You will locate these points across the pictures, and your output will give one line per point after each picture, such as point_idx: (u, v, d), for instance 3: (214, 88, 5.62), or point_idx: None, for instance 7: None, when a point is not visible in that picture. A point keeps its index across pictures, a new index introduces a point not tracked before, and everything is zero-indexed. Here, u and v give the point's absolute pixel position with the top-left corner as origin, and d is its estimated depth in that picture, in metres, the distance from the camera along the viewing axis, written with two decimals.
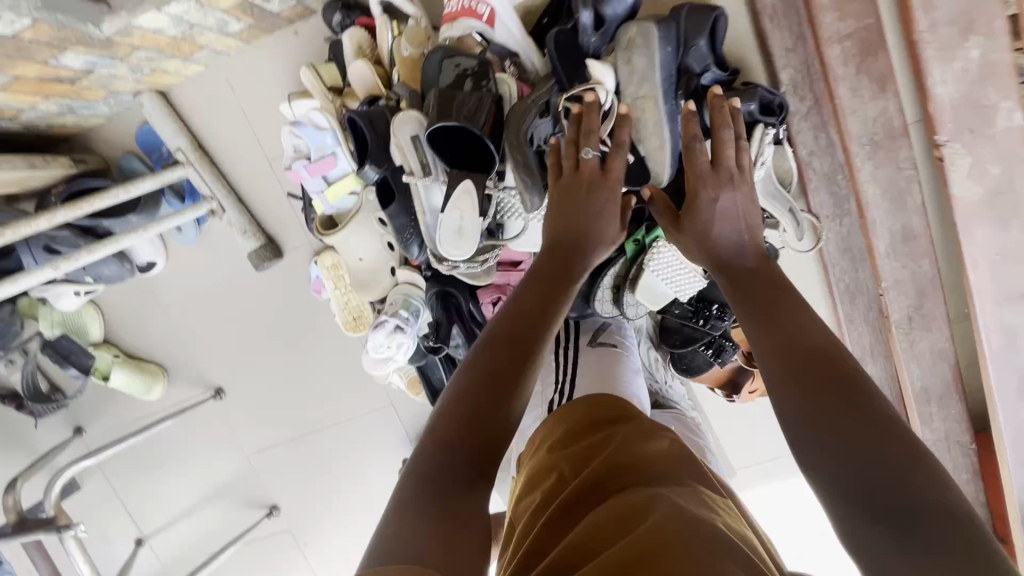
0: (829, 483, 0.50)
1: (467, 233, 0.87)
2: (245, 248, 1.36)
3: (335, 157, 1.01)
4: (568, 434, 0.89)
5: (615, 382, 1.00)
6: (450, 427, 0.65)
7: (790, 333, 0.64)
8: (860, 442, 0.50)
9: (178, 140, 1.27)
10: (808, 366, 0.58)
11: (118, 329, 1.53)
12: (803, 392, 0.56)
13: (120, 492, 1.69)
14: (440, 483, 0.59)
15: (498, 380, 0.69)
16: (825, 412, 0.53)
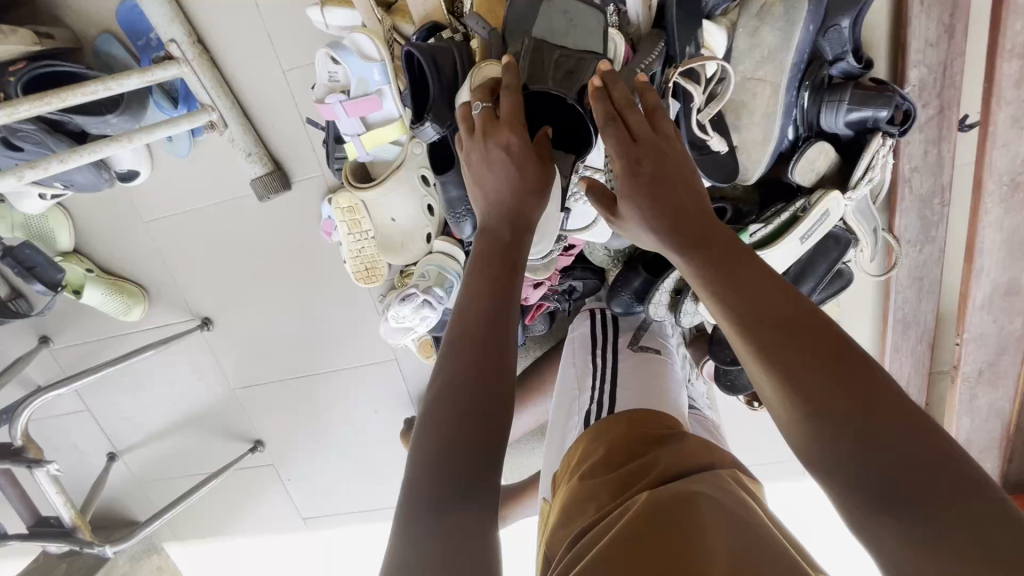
0: (839, 482, 0.43)
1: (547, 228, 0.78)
2: (248, 172, 1.17)
3: (380, 97, 0.83)
4: (607, 457, 0.73)
5: (665, 398, 0.85)
6: (444, 420, 0.52)
7: (762, 292, 0.53)
8: (874, 425, 0.43)
9: (172, 28, 1.03)
10: (796, 338, 0.49)
11: (91, 238, 1.34)
12: (788, 379, 0.47)
13: (92, 406, 1.58)
14: (450, 492, 0.48)
15: (484, 351, 0.57)
16: (827, 396, 0.45)
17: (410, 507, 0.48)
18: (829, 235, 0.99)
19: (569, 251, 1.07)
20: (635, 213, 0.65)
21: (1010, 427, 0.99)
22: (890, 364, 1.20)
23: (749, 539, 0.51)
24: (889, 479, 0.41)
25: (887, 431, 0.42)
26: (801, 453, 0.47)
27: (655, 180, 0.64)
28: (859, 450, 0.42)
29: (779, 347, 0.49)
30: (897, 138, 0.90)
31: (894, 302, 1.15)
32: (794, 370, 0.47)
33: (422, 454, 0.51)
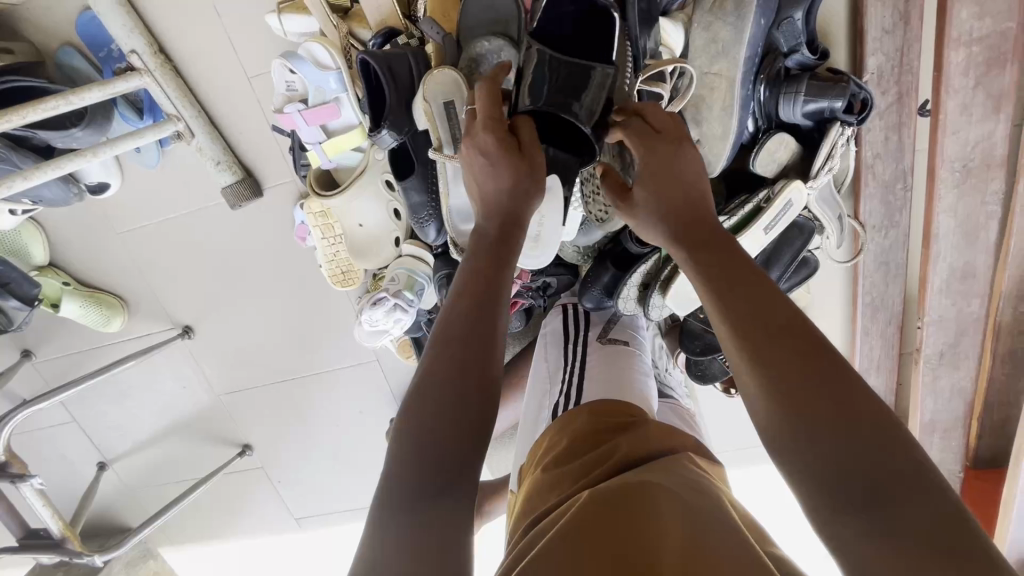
0: (803, 477, 0.45)
1: (545, 239, 0.80)
2: (218, 180, 1.17)
3: (339, 105, 0.83)
4: (570, 445, 0.75)
5: (632, 388, 0.87)
6: (426, 413, 0.53)
7: (747, 299, 0.54)
8: (846, 434, 0.44)
9: (132, 39, 1.02)
10: (779, 346, 0.50)
11: (67, 252, 1.34)
12: (775, 374, 0.48)
13: (79, 417, 1.59)
14: (426, 488, 0.49)
15: (466, 348, 0.57)
16: (801, 403, 0.46)
17: (383, 500, 0.49)
18: (793, 225, 1.01)
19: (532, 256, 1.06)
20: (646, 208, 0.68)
21: (972, 405, 1.01)
22: (861, 347, 1.22)
23: (709, 526, 0.52)
24: (858, 478, 0.42)
25: (865, 435, 0.43)
26: (770, 442, 0.48)
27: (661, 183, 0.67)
28: (835, 447, 0.44)
29: (764, 350, 0.50)
30: (854, 128, 0.91)
31: (862, 287, 1.17)
32: (783, 367, 0.48)
33: (399, 441, 0.52)
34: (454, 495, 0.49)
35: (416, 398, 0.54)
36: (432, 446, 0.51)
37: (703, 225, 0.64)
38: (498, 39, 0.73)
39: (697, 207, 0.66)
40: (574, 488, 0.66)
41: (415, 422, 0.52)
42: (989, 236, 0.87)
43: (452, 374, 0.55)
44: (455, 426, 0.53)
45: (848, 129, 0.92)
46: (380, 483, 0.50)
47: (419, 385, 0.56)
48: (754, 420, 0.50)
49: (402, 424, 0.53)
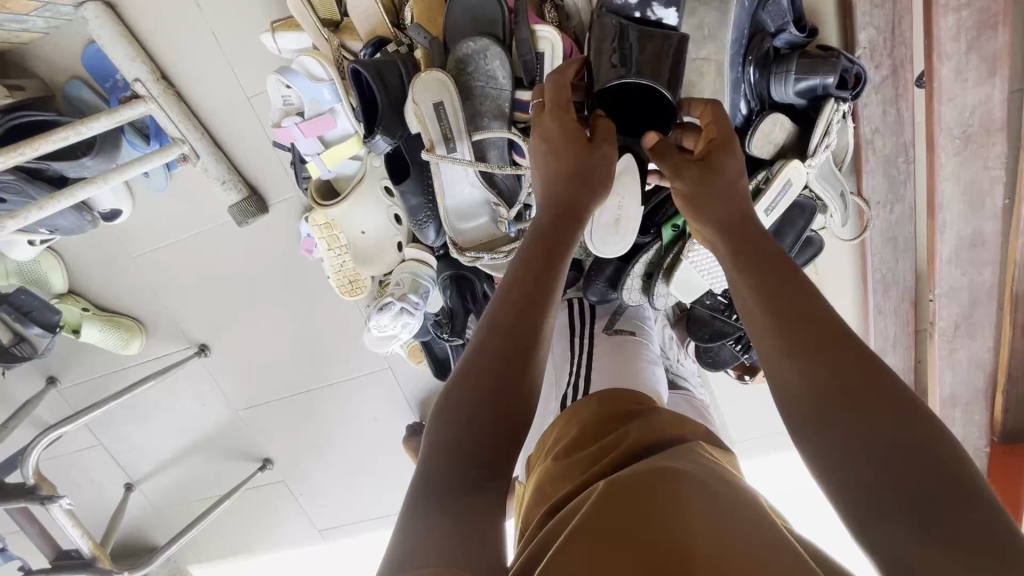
0: (837, 470, 0.46)
1: (626, 221, 0.83)
2: (225, 199, 1.20)
3: (334, 116, 0.85)
4: (580, 435, 0.75)
5: (640, 377, 0.87)
6: (464, 412, 0.54)
7: (790, 303, 0.56)
8: (885, 433, 0.45)
9: (135, 68, 1.07)
10: (823, 350, 0.51)
11: (85, 278, 1.38)
12: (812, 371, 0.50)
13: (104, 440, 1.63)
14: (461, 483, 0.50)
15: (510, 347, 0.58)
16: (838, 401, 0.48)
17: (412, 500, 0.50)
18: (794, 205, 1.01)
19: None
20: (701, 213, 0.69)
21: (993, 378, 0.99)
22: (874, 326, 1.21)
23: (737, 513, 0.52)
24: (895, 475, 0.43)
25: (907, 436, 0.44)
26: (802, 434, 0.50)
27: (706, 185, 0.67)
28: (868, 442, 0.45)
29: (808, 352, 0.52)
30: (850, 103, 0.90)
31: (872, 263, 1.15)
32: (824, 366, 0.50)
33: (435, 440, 0.54)
34: (486, 494, 0.51)
35: (457, 390, 0.56)
36: (466, 444, 0.53)
37: (747, 230, 0.65)
38: (483, 38, 0.73)
39: (743, 214, 0.67)
40: (587, 474, 0.66)
41: (453, 424, 0.54)
42: (996, 202, 0.85)
43: (497, 372, 0.56)
44: (492, 425, 0.54)
45: (845, 105, 0.91)
46: (413, 484, 0.51)
47: (461, 375, 0.57)
48: (791, 412, 0.51)
49: (439, 425, 0.55)
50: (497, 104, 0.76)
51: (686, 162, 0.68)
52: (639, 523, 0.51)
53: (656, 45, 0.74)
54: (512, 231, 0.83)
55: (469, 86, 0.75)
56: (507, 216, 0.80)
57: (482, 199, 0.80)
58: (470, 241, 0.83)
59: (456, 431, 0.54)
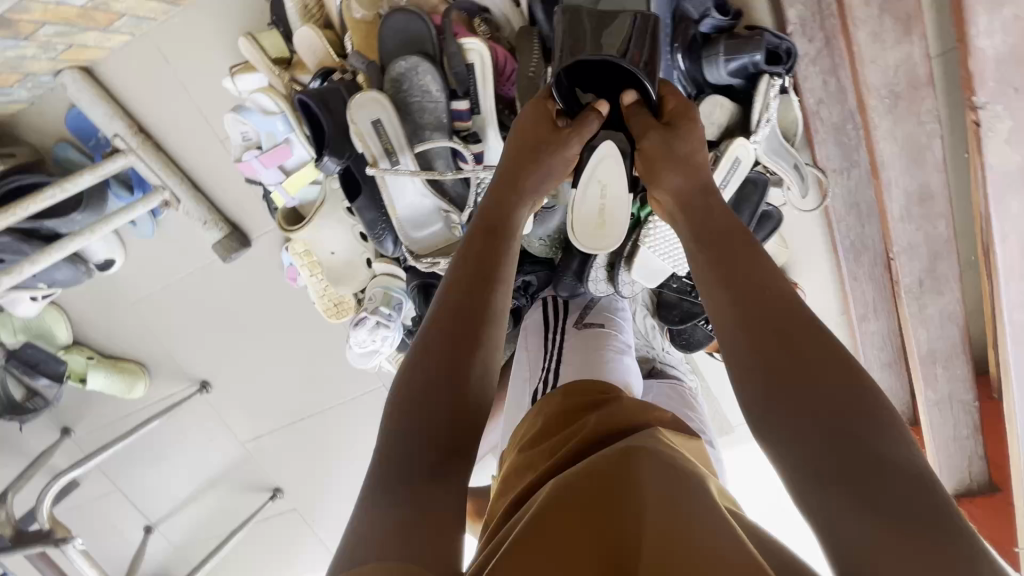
0: (788, 443, 0.47)
1: (611, 213, 0.80)
2: (209, 238, 1.27)
3: (290, 145, 0.89)
4: (545, 424, 0.78)
5: (606, 370, 0.89)
6: (416, 396, 0.56)
7: (752, 281, 0.57)
8: (830, 409, 0.46)
9: (114, 125, 1.15)
10: (778, 327, 0.53)
11: (87, 329, 1.44)
12: (763, 343, 0.52)
13: (121, 485, 1.68)
14: (414, 467, 0.52)
15: (462, 332, 0.60)
16: (789, 372, 0.49)
17: (370, 488, 0.52)
18: (746, 181, 1.03)
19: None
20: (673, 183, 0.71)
21: (968, 330, 0.99)
22: (852, 293, 1.21)
23: (690, 494, 0.52)
24: (840, 446, 0.44)
25: (849, 412, 0.46)
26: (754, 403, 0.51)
27: (660, 153, 0.71)
28: (816, 416, 0.46)
29: (761, 328, 0.53)
30: (784, 78, 0.93)
31: (839, 232, 1.16)
32: (775, 340, 0.52)
33: (389, 416, 0.56)
34: (437, 481, 0.52)
35: (412, 370, 0.58)
36: (422, 431, 0.55)
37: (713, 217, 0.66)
38: (413, 56, 0.78)
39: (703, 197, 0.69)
40: (546, 466, 0.69)
41: (405, 399, 0.56)
42: (937, 155, 0.86)
43: (449, 356, 0.59)
44: (444, 412, 0.56)
45: (781, 80, 0.94)
46: (369, 471, 0.53)
47: (416, 355, 0.59)
48: (741, 380, 0.52)
49: (394, 399, 0.57)
50: (435, 116, 0.81)
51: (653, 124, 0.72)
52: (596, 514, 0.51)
53: (607, 23, 0.75)
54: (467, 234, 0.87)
55: (406, 102, 0.80)
56: (460, 220, 0.85)
57: (433, 207, 0.84)
58: (425, 248, 0.87)
59: (410, 409, 0.56)
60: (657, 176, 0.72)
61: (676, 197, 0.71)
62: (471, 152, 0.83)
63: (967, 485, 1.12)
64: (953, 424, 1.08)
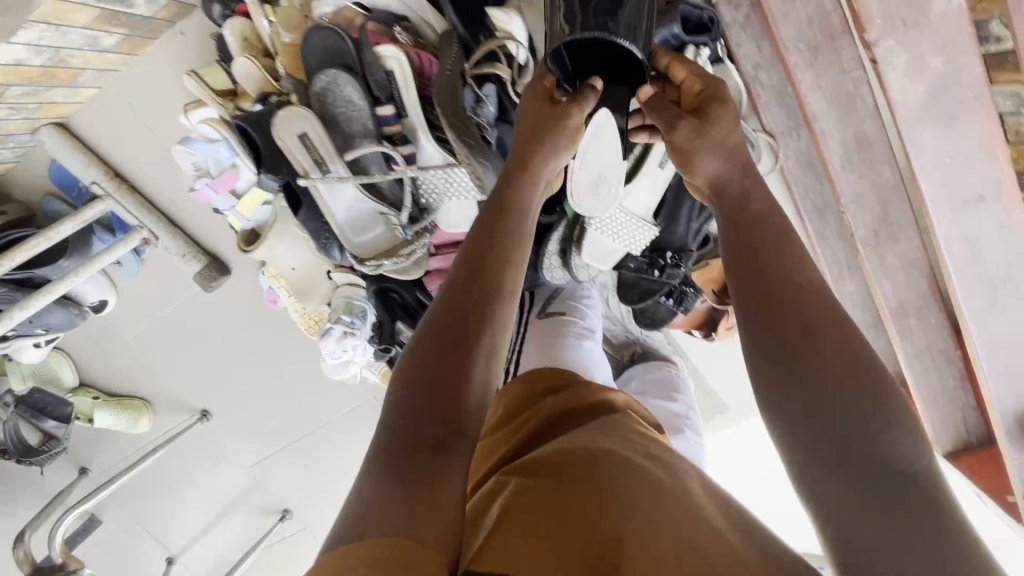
0: (805, 432, 0.48)
1: (607, 181, 0.76)
2: (190, 270, 1.32)
3: (236, 169, 0.95)
4: (506, 410, 0.78)
5: (564, 355, 0.89)
6: (415, 389, 0.56)
7: (780, 266, 0.56)
8: (852, 403, 0.47)
9: (91, 173, 1.23)
10: (806, 316, 0.52)
11: (92, 370, 1.52)
12: (792, 331, 0.52)
13: (140, 519, 1.73)
14: (406, 456, 0.52)
15: (463, 328, 0.60)
16: (815, 363, 0.49)
17: (364, 478, 0.51)
18: None
19: (442, 246, 1.04)
20: (712, 167, 0.67)
21: (934, 277, 0.96)
22: (823, 255, 1.18)
23: (672, 498, 0.51)
24: (861, 446, 0.45)
25: (872, 411, 0.46)
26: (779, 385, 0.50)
27: (691, 142, 0.68)
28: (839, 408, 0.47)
29: (787, 316, 0.53)
30: (710, 45, 0.94)
31: (799, 194, 1.15)
32: (803, 330, 0.51)
33: (393, 402, 0.56)
34: (434, 469, 0.52)
35: (412, 361, 0.58)
36: (422, 422, 0.55)
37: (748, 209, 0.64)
38: (331, 69, 0.81)
39: (739, 189, 0.65)
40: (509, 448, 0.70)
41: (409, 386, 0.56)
42: (867, 102, 0.86)
43: (449, 350, 0.59)
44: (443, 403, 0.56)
45: (707, 48, 0.95)
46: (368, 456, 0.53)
47: (418, 347, 0.59)
48: (769, 361, 0.52)
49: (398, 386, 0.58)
50: (362, 124, 0.84)
51: (679, 115, 0.68)
52: (580, 499, 0.52)
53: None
54: (409, 234, 0.90)
55: (333, 114, 0.84)
56: (399, 221, 0.88)
57: (372, 211, 0.88)
58: (369, 252, 0.90)
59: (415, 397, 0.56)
60: (691, 166, 0.69)
61: (713, 187, 0.68)
62: (401, 154, 0.87)
63: (964, 440, 1.08)
64: (938, 377, 1.04)
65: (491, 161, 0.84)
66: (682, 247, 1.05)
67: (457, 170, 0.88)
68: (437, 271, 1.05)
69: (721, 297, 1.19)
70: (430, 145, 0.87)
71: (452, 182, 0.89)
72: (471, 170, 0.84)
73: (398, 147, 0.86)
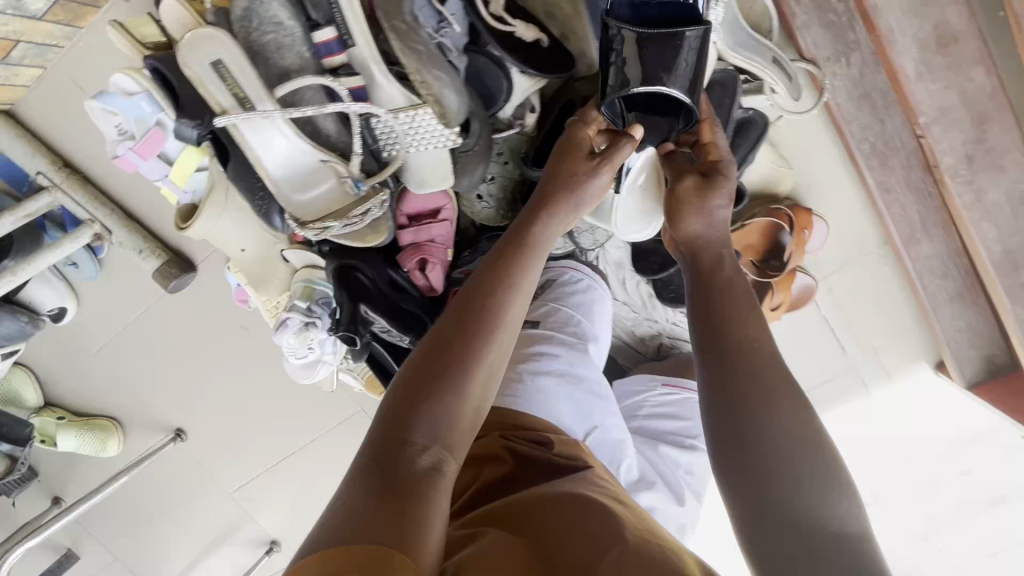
0: (751, 495, 0.54)
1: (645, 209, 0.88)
2: (149, 269, 1.18)
3: (163, 127, 0.80)
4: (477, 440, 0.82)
5: (516, 385, 0.89)
6: (408, 407, 0.57)
7: (747, 328, 0.62)
8: (799, 466, 0.54)
9: (37, 163, 1.11)
10: (761, 376, 0.59)
11: (57, 389, 1.38)
12: (748, 387, 0.58)
13: (118, 552, 1.55)
14: (392, 471, 0.54)
15: (464, 354, 0.60)
16: (768, 426, 0.56)
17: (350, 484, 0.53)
18: (711, 83, 0.83)
19: (416, 218, 0.88)
20: (700, 225, 0.70)
21: None
22: (887, 211, 0.96)
23: (603, 524, 0.60)
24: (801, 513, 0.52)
25: (814, 474, 0.53)
26: (740, 439, 0.57)
27: (694, 198, 0.71)
28: (787, 468, 0.54)
29: (748, 377, 0.59)
30: None
31: (853, 135, 0.93)
32: (757, 390, 0.58)
33: (379, 426, 0.57)
34: (419, 489, 0.53)
35: (409, 378, 0.59)
36: (411, 440, 0.56)
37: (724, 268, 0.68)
38: None
39: (716, 253, 0.69)
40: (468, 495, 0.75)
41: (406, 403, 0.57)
42: None
43: (449, 370, 0.59)
44: (434, 426, 0.57)
45: None
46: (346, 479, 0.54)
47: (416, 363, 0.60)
48: (728, 417, 0.58)
49: (381, 416, 0.57)
50: (296, 53, 0.69)
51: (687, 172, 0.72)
52: (558, 547, 0.58)
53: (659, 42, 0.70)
54: (361, 189, 0.75)
55: (259, 44, 0.68)
56: (349, 173, 0.73)
57: (315, 162, 0.73)
58: (314, 214, 0.75)
59: (405, 425, 0.56)
60: (678, 220, 0.71)
61: (691, 247, 0.71)
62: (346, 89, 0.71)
63: None
64: None
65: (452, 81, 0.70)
66: None
67: (418, 110, 0.72)
68: (410, 246, 0.89)
69: (764, 270, 1.01)
70: (384, 80, 0.70)
71: (409, 129, 0.73)
72: (429, 103, 0.70)
73: (340, 80, 0.70)
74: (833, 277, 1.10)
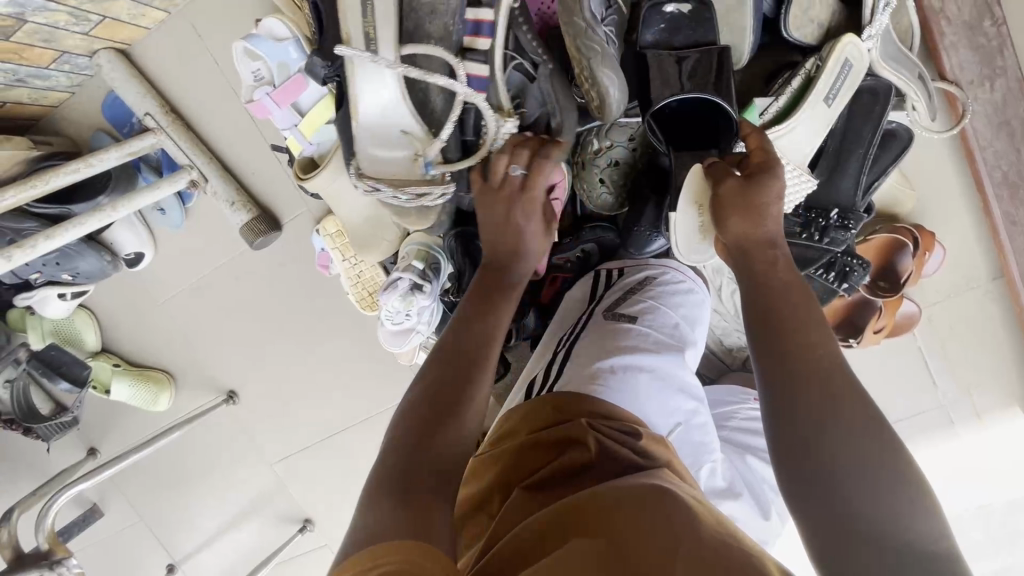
0: (829, 509, 0.50)
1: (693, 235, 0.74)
2: (236, 223, 1.17)
3: (304, 77, 0.80)
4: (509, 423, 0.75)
5: (602, 382, 0.75)
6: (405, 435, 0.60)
7: (811, 335, 0.59)
8: (872, 479, 0.50)
9: (145, 104, 1.11)
10: (821, 384, 0.55)
11: (116, 336, 1.36)
12: (809, 393, 0.55)
13: (144, 513, 1.51)
14: (399, 485, 0.56)
15: (450, 380, 0.65)
16: (836, 434, 0.52)
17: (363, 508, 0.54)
18: (861, 90, 0.83)
19: None
20: (734, 227, 0.66)
21: None
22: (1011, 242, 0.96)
23: (678, 512, 0.52)
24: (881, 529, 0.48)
25: (893, 485, 0.50)
26: (803, 454, 0.53)
27: (735, 195, 0.65)
28: (866, 479, 0.50)
29: (808, 386, 0.55)
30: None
31: (985, 163, 0.93)
32: (817, 395, 0.55)
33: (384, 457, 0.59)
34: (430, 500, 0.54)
35: (405, 409, 0.63)
36: (412, 460, 0.58)
37: (781, 269, 0.65)
38: None
39: (767, 252, 0.66)
40: (538, 475, 0.65)
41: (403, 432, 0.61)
42: None
43: (441, 395, 0.63)
44: (430, 446, 0.59)
45: None
46: (361, 508, 0.55)
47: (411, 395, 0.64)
48: (787, 430, 0.55)
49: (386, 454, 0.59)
50: (443, 22, 0.69)
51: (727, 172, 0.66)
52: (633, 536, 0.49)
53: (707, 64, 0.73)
54: (430, 173, 0.75)
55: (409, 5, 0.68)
56: (423, 152, 0.73)
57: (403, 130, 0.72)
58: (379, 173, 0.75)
59: (409, 450, 0.59)
60: (719, 221, 0.67)
61: (737, 241, 0.67)
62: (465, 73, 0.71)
63: None
64: None
65: (616, 72, 0.70)
66: (849, 207, 0.87)
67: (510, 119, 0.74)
68: None
69: (876, 289, 0.99)
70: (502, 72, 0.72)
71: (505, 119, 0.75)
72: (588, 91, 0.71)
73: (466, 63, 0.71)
74: (937, 306, 1.06)
